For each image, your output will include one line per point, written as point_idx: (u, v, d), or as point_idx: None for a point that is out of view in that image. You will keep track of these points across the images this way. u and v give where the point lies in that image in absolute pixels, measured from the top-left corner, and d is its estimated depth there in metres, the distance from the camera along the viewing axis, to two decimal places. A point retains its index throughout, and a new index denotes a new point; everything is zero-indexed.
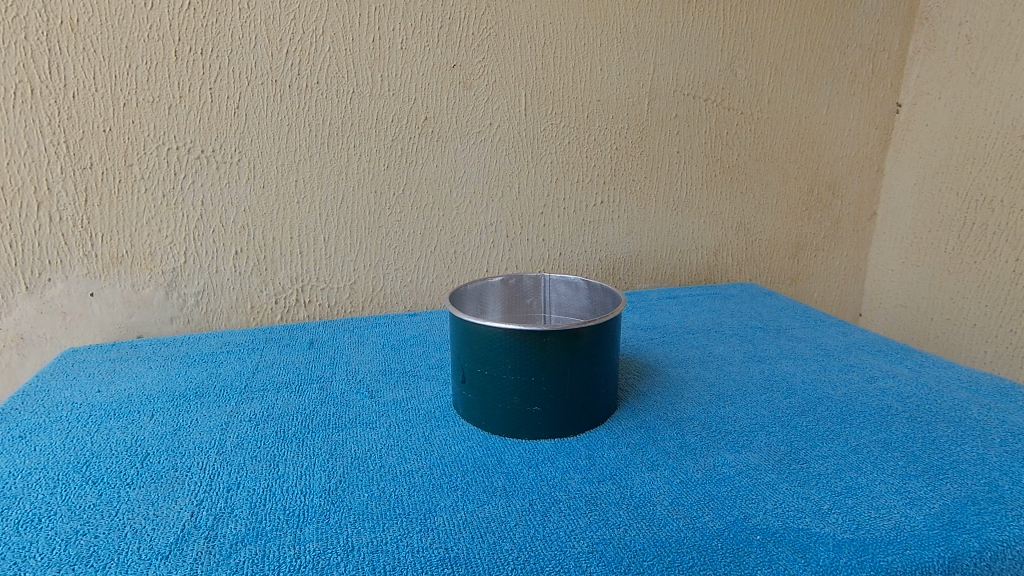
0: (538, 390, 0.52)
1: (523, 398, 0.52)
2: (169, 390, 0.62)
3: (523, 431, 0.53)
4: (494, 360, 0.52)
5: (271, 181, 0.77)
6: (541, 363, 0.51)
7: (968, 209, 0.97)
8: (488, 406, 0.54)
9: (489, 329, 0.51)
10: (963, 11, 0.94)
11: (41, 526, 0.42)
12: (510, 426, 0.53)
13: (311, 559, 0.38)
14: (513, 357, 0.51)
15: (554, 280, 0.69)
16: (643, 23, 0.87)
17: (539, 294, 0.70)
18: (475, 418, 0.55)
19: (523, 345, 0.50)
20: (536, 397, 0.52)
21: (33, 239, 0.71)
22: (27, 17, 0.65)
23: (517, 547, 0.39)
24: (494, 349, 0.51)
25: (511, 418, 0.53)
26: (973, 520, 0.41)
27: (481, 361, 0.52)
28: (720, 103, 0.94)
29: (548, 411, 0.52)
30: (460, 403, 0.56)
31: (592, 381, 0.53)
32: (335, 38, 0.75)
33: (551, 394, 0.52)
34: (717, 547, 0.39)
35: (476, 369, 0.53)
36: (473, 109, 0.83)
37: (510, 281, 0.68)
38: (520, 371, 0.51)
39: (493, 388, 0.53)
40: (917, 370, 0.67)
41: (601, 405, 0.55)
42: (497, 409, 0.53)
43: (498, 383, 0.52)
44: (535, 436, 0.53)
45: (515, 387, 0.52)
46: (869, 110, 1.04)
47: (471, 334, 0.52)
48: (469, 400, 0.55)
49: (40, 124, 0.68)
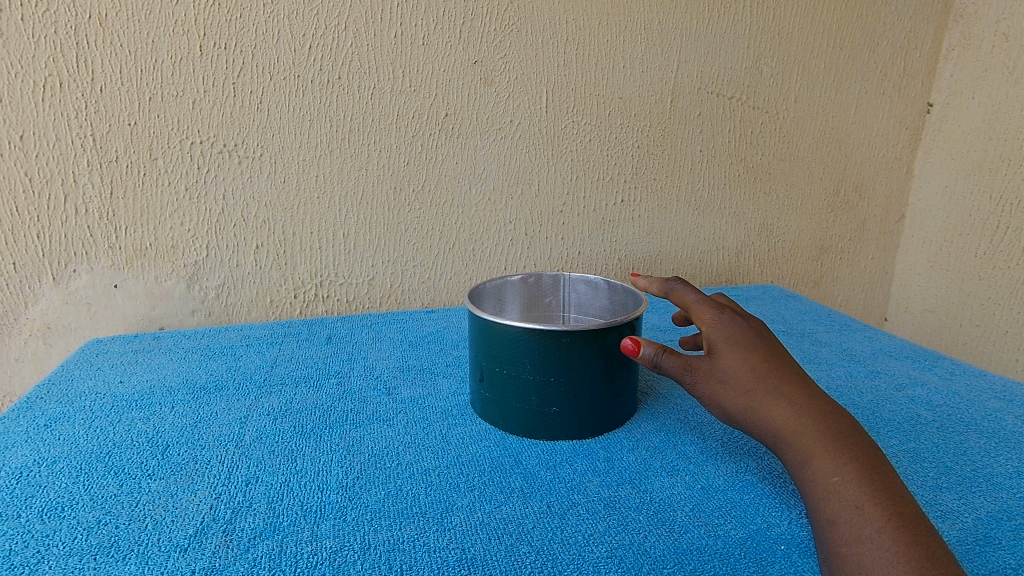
0: (558, 390, 0.51)
1: (541, 398, 0.51)
2: (190, 383, 0.62)
3: (541, 432, 0.53)
4: (513, 359, 0.51)
5: (293, 176, 0.78)
6: (561, 364, 0.50)
7: (1002, 213, 0.94)
8: (505, 406, 0.53)
9: (509, 329, 0.50)
10: (1001, 8, 0.91)
11: (64, 514, 0.42)
12: (527, 426, 0.53)
13: (328, 557, 0.38)
14: (532, 357, 0.50)
15: (573, 279, 0.68)
16: (667, 19, 0.86)
17: (557, 293, 0.69)
18: (493, 417, 0.55)
19: (543, 345, 0.50)
20: (554, 398, 0.51)
21: (60, 231, 0.72)
22: (57, 11, 0.66)
23: (535, 549, 0.39)
24: (513, 349, 0.51)
25: (529, 418, 0.52)
26: (1008, 535, 0.40)
27: (499, 361, 0.52)
28: (746, 101, 0.92)
29: (567, 412, 0.52)
30: (477, 401, 0.56)
31: (612, 383, 0.52)
32: (357, 33, 0.75)
33: (570, 395, 0.51)
34: (740, 556, 0.39)
35: (494, 367, 0.53)
36: (494, 105, 0.82)
37: (529, 280, 0.68)
38: (539, 371, 0.50)
39: (511, 388, 0.52)
40: (947, 378, 0.65)
41: (621, 407, 0.54)
42: (514, 409, 0.53)
43: (516, 383, 0.52)
44: (553, 437, 0.53)
45: (534, 387, 0.51)
46: (899, 110, 1.01)
47: (490, 334, 0.52)
48: (487, 399, 0.55)
49: (68, 118, 0.69)
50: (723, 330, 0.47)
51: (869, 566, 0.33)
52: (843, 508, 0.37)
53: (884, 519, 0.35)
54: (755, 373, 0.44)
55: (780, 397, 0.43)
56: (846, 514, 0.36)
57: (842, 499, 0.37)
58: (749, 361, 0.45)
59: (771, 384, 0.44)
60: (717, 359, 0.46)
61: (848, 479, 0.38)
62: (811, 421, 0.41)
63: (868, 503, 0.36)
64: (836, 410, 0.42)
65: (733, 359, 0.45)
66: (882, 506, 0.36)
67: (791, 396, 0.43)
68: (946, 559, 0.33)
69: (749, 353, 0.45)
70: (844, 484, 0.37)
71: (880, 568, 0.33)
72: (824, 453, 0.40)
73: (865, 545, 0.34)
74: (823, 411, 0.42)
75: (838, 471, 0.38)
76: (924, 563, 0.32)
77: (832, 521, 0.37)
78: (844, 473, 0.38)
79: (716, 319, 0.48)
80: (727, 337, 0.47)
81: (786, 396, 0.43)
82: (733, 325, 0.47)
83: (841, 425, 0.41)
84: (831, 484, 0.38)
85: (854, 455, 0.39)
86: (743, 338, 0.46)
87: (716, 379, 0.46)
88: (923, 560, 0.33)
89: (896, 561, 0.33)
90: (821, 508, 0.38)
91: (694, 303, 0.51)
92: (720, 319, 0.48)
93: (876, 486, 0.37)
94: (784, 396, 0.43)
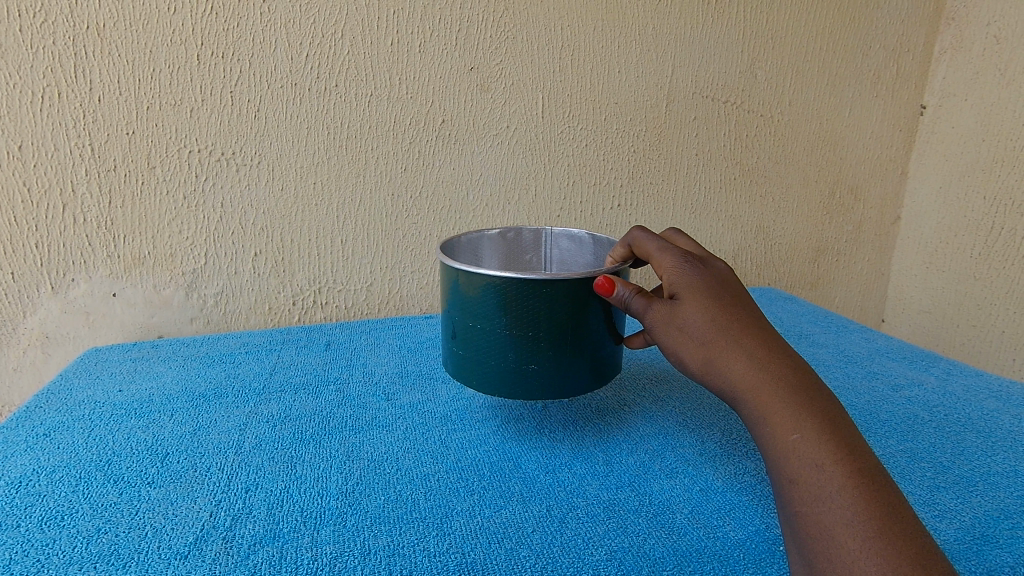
0: (536, 344, 0.49)
1: (519, 354, 0.49)
2: (189, 390, 0.62)
3: (519, 389, 0.50)
4: (490, 311, 0.49)
5: (290, 184, 0.78)
6: (540, 314, 0.48)
7: (996, 214, 0.95)
8: (480, 364, 0.51)
9: (483, 277, 0.48)
10: (992, 11, 0.92)
11: (64, 523, 0.42)
12: (503, 384, 0.50)
13: (328, 563, 0.39)
14: (509, 307, 0.48)
15: (555, 235, 0.68)
16: (662, 24, 0.86)
17: (539, 249, 0.69)
18: (466, 378, 0.52)
19: (519, 294, 0.48)
20: (532, 353, 0.49)
21: (59, 240, 0.72)
22: (55, 22, 0.66)
23: (534, 553, 0.40)
24: (489, 300, 0.49)
25: (505, 375, 0.50)
26: (1004, 534, 0.40)
27: (474, 314, 0.50)
28: (740, 105, 0.93)
29: (546, 367, 0.49)
30: (450, 363, 0.54)
31: (595, 336, 0.50)
32: (354, 42, 0.75)
33: (549, 349, 0.49)
34: (739, 557, 0.39)
35: (469, 322, 0.51)
36: (491, 111, 0.83)
37: (509, 235, 0.68)
38: (517, 322, 0.48)
39: (486, 342, 0.50)
40: (944, 378, 0.65)
41: (605, 364, 0.52)
42: (490, 367, 0.50)
43: (492, 337, 0.49)
44: (532, 395, 0.50)
45: (511, 340, 0.49)
46: (893, 112, 1.02)
47: (464, 286, 0.50)
48: (461, 358, 0.52)
49: (67, 127, 0.69)
50: (687, 280, 0.47)
51: (829, 526, 0.34)
52: (801, 466, 0.37)
53: (843, 476, 0.36)
54: (716, 325, 0.44)
55: (740, 350, 0.43)
56: (805, 472, 0.37)
57: (801, 457, 0.37)
58: (711, 312, 0.45)
59: (732, 336, 0.44)
60: (678, 307, 0.46)
61: (806, 437, 0.38)
62: (770, 375, 0.42)
63: (826, 460, 0.37)
64: (793, 362, 0.43)
65: (696, 309, 0.45)
66: (842, 463, 0.36)
67: (751, 349, 0.43)
68: (902, 513, 0.34)
69: (712, 304, 0.45)
70: (802, 442, 0.38)
71: (841, 529, 0.34)
72: (784, 410, 0.40)
73: (826, 502, 0.35)
74: (783, 365, 0.42)
75: (797, 428, 0.39)
76: (882, 522, 0.34)
77: (792, 479, 0.37)
78: (804, 430, 0.38)
79: (678, 267, 0.48)
80: (691, 288, 0.46)
81: (745, 348, 0.43)
82: (696, 274, 0.47)
83: (799, 379, 0.41)
84: (790, 442, 0.38)
85: (813, 411, 0.39)
86: (706, 289, 0.46)
87: (675, 327, 0.46)
88: (880, 516, 0.34)
89: (854, 519, 0.34)
90: (780, 465, 0.38)
91: (655, 252, 0.50)
92: (684, 270, 0.48)
93: (835, 443, 0.37)
94: (744, 349, 0.43)
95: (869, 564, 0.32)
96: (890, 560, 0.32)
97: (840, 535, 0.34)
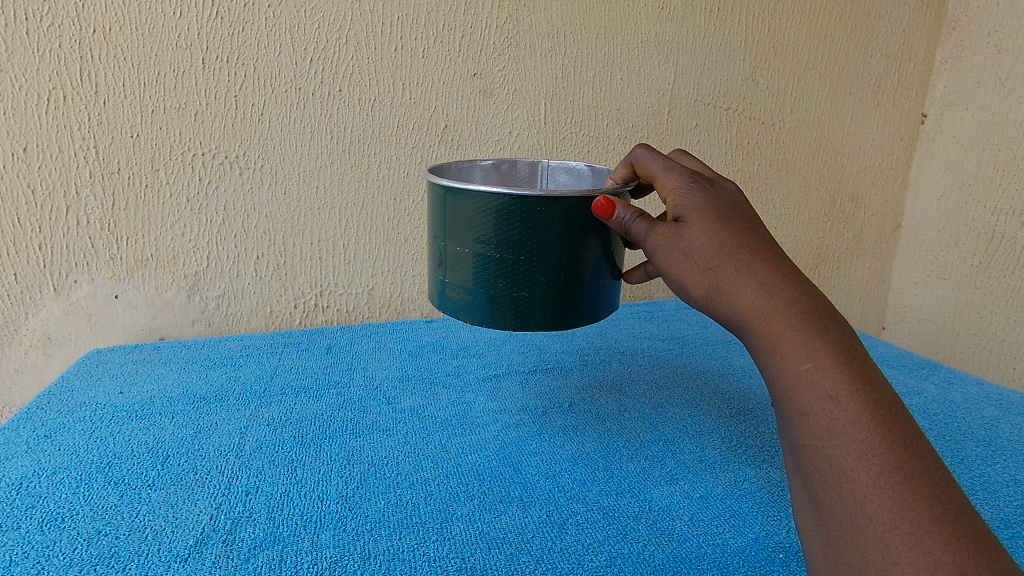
0: (527, 272, 0.46)
1: (509, 281, 0.46)
2: (190, 393, 0.62)
3: (506, 317, 0.47)
4: (475, 233, 0.46)
5: (293, 188, 0.78)
6: (534, 239, 0.45)
7: (997, 222, 0.95)
8: (466, 289, 0.48)
9: (471, 196, 0.45)
10: (993, 21, 0.93)
11: (64, 525, 0.42)
12: (491, 312, 0.47)
13: (329, 567, 0.39)
14: (501, 228, 0.45)
15: (553, 168, 0.60)
16: (664, 32, 0.87)
17: (535, 184, 0.62)
18: (453, 308, 0.49)
19: (510, 214, 0.44)
20: (523, 281, 0.46)
21: (61, 241, 0.72)
22: (61, 25, 0.67)
23: (534, 558, 0.40)
24: (477, 221, 0.45)
25: (492, 301, 0.47)
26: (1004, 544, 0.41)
27: (463, 238, 0.47)
28: (742, 112, 0.93)
29: (537, 296, 0.46)
30: (435, 290, 0.51)
31: (592, 267, 0.47)
32: (358, 47, 0.76)
33: (541, 277, 0.46)
34: (738, 565, 0.40)
35: (456, 246, 0.48)
36: (493, 117, 0.83)
37: (502, 166, 0.60)
38: (509, 244, 0.45)
39: (475, 265, 0.47)
40: (944, 387, 0.65)
41: (601, 298, 0.49)
42: (477, 293, 0.47)
43: (481, 262, 0.46)
44: (521, 325, 0.47)
45: (502, 263, 0.46)
46: (894, 120, 1.02)
47: (451, 206, 0.47)
48: (447, 286, 0.49)
49: (71, 130, 0.70)
50: (691, 200, 0.42)
51: (841, 462, 0.32)
52: (813, 397, 0.34)
53: (859, 407, 0.33)
54: (723, 250, 0.40)
55: (749, 274, 0.39)
56: (816, 404, 0.34)
57: (813, 388, 0.34)
58: (718, 236, 0.40)
59: (740, 260, 0.39)
60: (683, 230, 0.42)
61: (819, 367, 0.34)
62: (781, 301, 0.38)
63: (841, 391, 0.33)
64: (809, 287, 0.38)
65: (702, 233, 0.41)
66: (858, 394, 0.33)
67: (762, 275, 0.39)
68: (923, 447, 0.32)
69: (720, 227, 0.41)
70: (815, 372, 0.34)
71: (854, 464, 0.31)
72: (796, 339, 0.36)
73: (839, 436, 0.32)
74: (796, 290, 0.38)
75: (810, 357, 0.35)
76: (899, 456, 0.31)
77: (801, 412, 0.34)
78: (817, 359, 0.35)
79: (684, 186, 0.43)
80: (697, 208, 0.42)
81: (755, 273, 0.39)
82: (703, 195, 0.42)
83: (813, 305, 0.37)
84: (801, 372, 0.35)
85: (829, 339, 0.35)
86: (715, 210, 0.41)
87: (679, 253, 0.42)
88: (898, 452, 0.31)
89: (870, 455, 0.31)
90: (789, 397, 0.35)
91: (660, 169, 0.45)
92: (690, 189, 0.42)
93: (852, 373, 0.34)
94: (753, 274, 0.39)
95: (884, 501, 0.30)
96: (906, 496, 0.30)
97: (852, 472, 0.31)
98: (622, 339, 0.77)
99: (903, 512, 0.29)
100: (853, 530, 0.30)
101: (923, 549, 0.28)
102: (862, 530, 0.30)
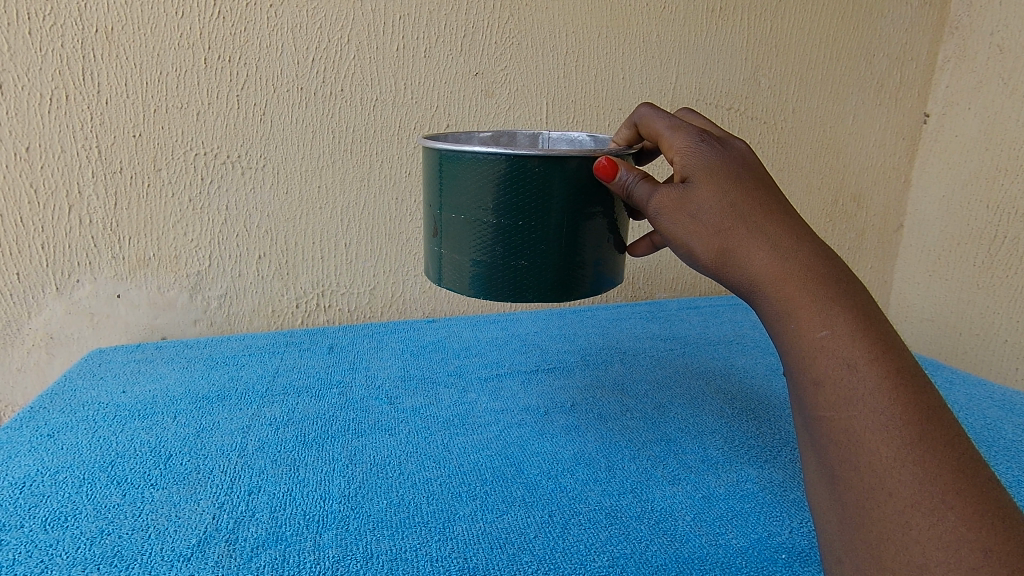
0: (526, 239, 0.46)
1: (508, 249, 0.46)
2: (192, 392, 0.62)
3: (506, 290, 0.47)
4: (473, 200, 0.46)
5: (295, 187, 0.78)
6: (533, 205, 0.45)
7: (998, 223, 0.95)
8: (465, 258, 0.48)
9: (469, 161, 0.45)
10: (995, 20, 0.93)
11: (67, 524, 0.42)
12: (491, 284, 0.48)
13: (330, 567, 0.39)
14: (500, 196, 0.45)
15: (553, 138, 0.60)
16: (666, 32, 0.86)
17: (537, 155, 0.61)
18: (452, 278, 0.50)
19: (508, 179, 0.44)
20: (522, 248, 0.46)
21: (64, 241, 0.73)
22: (64, 25, 0.67)
23: (536, 559, 0.40)
24: (474, 188, 0.46)
25: (492, 273, 0.47)
26: None
27: (460, 206, 0.47)
28: (744, 112, 0.93)
29: (537, 266, 0.46)
30: (435, 263, 0.51)
31: (594, 240, 0.47)
32: (359, 47, 0.76)
33: (540, 245, 0.46)
34: (740, 565, 0.40)
35: (454, 215, 0.48)
36: (495, 116, 0.83)
37: (501, 138, 0.60)
38: (508, 214, 0.45)
39: (475, 237, 0.47)
40: (947, 387, 0.65)
41: (603, 273, 0.49)
42: (475, 262, 0.48)
43: (479, 230, 0.47)
44: (520, 296, 0.47)
45: (502, 234, 0.46)
46: (895, 120, 1.02)
47: (448, 173, 0.47)
48: (446, 255, 0.49)
49: (74, 130, 0.70)
50: (700, 160, 0.41)
51: (860, 436, 0.31)
52: (829, 366, 0.33)
53: (879, 377, 0.32)
54: (734, 211, 0.39)
55: (762, 236, 0.38)
56: (834, 374, 0.33)
57: (830, 356, 0.33)
58: (729, 196, 0.40)
59: (752, 224, 0.39)
60: (690, 191, 0.41)
61: (837, 334, 0.33)
62: (796, 263, 0.37)
63: (860, 359, 0.33)
64: (824, 247, 0.37)
65: (711, 193, 0.40)
66: (877, 363, 0.32)
67: (776, 239, 0.38)
68: (942, 416, 0.31)
69: (730, 188, 0.40)
70: (832, 339, 0.34)
71: (874, 436, 0.31)
72: (811, 304, 0.35)
73: (857, 406, 0.32)
74: (810, 250, 0.37)
75: (827, 323, 0.34)
76: (921, 427, 0.31)
77: (816, 382, 0.34)
78: (834, 326, 0.34)
79: (692, 146, 0.42)
80: (706, 168, 0.41)
81: (768, 236, 0.38)
82: (712, 154, 0.41)
83: (829, 266, 0.36)
84: (817, 339, 0.34)
85: (845, 303, 0.34)
86: (724, 169, 0.40)
87: (686, 215, 0.41)
88: (918, 423, 0.31)
89: (891, 427, 0.31)
90: (803, 365, 0.34)
91: (666, 130, 0.44)
92: (699, 148, 0.42)
93: (870, 341, 0.33)
94: (767, 236, 0.38)
95: (905, 476, 0.30)
96: (929, 470, 0.30)
97: (871, 445, 0.31)
98: (624, 339, 0.77)
99: (924, 486, 0.29)
100: (873, 507, 0.30)
101: (947, 525, 0.28)
102: (882, 506, 0.30)
